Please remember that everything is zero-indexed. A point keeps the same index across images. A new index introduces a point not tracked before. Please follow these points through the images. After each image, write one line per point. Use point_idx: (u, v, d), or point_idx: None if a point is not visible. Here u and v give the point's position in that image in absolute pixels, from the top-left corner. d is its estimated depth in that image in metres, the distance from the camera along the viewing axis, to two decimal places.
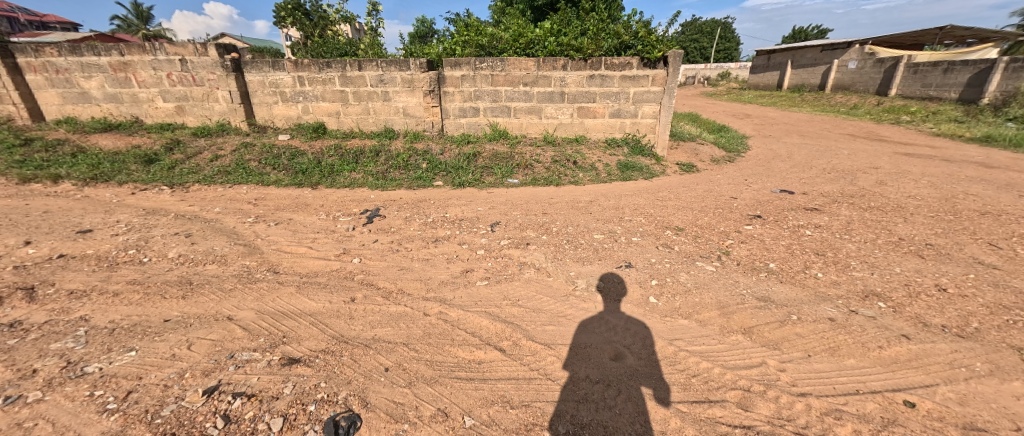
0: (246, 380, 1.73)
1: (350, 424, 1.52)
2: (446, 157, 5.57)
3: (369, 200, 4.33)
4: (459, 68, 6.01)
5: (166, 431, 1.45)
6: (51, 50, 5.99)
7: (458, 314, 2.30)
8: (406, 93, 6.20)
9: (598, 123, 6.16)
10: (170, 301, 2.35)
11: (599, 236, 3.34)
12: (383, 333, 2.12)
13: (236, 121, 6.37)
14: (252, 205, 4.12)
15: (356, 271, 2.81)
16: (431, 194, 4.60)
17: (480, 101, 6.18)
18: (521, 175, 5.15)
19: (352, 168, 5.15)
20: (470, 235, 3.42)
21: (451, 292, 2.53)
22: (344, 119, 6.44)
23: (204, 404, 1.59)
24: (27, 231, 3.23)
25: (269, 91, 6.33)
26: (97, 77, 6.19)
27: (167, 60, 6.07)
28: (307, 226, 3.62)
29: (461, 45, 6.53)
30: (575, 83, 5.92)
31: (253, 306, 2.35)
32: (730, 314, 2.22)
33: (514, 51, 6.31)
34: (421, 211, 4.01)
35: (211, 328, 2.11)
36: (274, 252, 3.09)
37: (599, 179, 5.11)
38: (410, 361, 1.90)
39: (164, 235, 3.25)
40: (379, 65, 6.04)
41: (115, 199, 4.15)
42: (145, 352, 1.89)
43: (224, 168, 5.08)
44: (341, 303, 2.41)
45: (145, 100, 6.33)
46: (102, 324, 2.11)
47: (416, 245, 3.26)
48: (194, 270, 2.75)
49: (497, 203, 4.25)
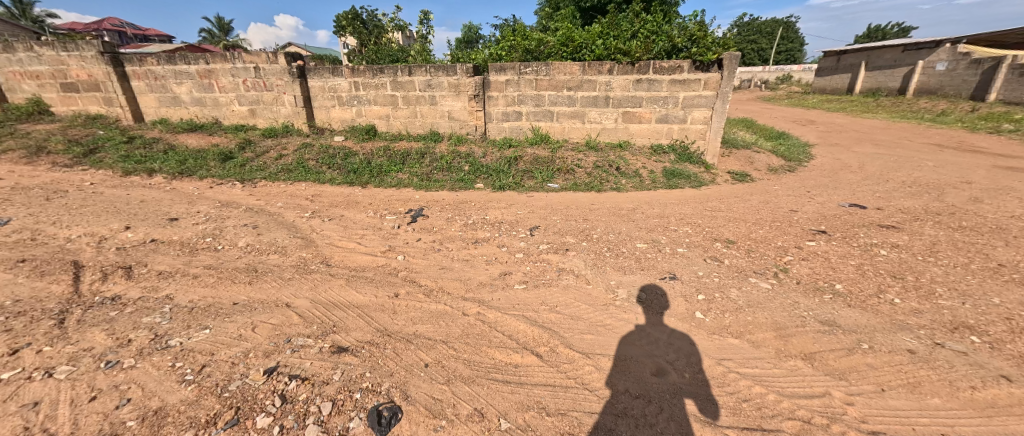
0: (301, 364, 1.87)
1: (391, 415, 1.59)
2: (488, 160, 5.66)
3: (414, 201, 4.51)
4: (504, 73, 6.10)
5: (232, 405, 1.60)
6: (151, 60, 6.85)
7: (496, 315, 2.32)
8: (452, 97, 6.38)
9: (644, 128, 5.98)
10: (238, 286, 2.60)
11: (642, 245, 3.24)
12: (424, 329, 2.20)
13: (298, 123, 6.91)
14: (309, 201, 4.44)
15: (400, 268, 2.94)
16: (472, 196, 4.69)
17: (524, 105, 6.24)
18: (562, 180, 5.12)
19: (399, 169, 5.40)
20: (509, 238, 3.45)
21: (490, 293, 2.57)
22: (394, 123, 6.77)
23: (265, 383, 1.73)
24: (127, 217, 3.72)
25: (328, 95, 6.81)
26: (187, 83, 6.99)
27: (244, 68, 6.72)
28: (356, 223, 3.84)
29: (508, 49, 6.62)
30: (621, 87, 5.79)
31: (307, 295, 2.53)
32: (787, 336, 2.05)
33: (560, 54, 6.27)
34: (463, 213, 4.11)
35: (272, 313, 2.30)
36: (327, 245, 3.31)
37: (643, 186, 4.94)
38: (449, 359, 1.95)
39: (235, 226, 3.60)
40: (428, 70, 6.27)
41: (196, 192, 4.66)
42: (217, 331, 2.10)
43: (286, 167, 5.51)
44: (385, 297, 2.53)
45: (224, 104, 7.06)
46: (183, 302, 2.38)
47: (456, 245, 3.35)
48: (259, 259, 3.01)
49: (536, 207, 4.25)
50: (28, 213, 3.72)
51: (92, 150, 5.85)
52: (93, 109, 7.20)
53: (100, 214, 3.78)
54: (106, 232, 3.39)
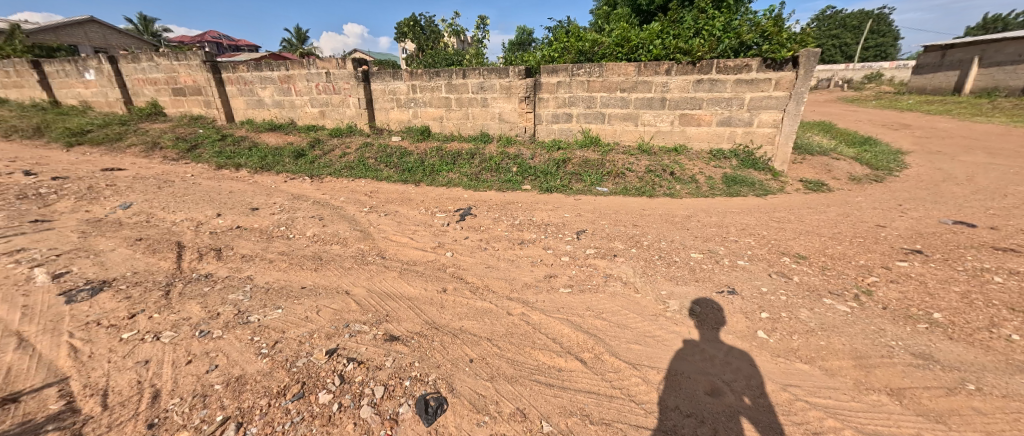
0: (358, 348, 2.00)
1: (438, 405, 1.66)
2: (536, 162, 5.67)
3: (463, 200, 4.65)
4: (556, 75, 6.08)
5: (299, 380, 1.76)
6: (242, 67, 7.73)
7: (540, 317, 2.32)
8: (503, 99, 6.48)
9: (703, 131, 5.65)
10: (306, 272, 2.85)
11: (697, 255, 3.05)
12: (469, 325, 2.25)
13: (361, 124, 7.42)
14: (368, 197, 4.75)
15: (448, 264, 3.04)
16: (519, 197, 4.73)
17: (574, 107, 6.16)
18: (612, 184, 4.99)
19: (450, 169, 5.59)
20: (555, 240, 3.43)
21: (534, 295, 2.57)
22: (447, 124, 7.03)
23: (327, 362, 1.88)
24: (218, 206, 4.23)
25: (388, 98, 7.24)
26: (269, 88, 7.79)
27: (317, 73, 7.34)
28: (409, 219, 4.04)
29: (560, 51, 6.57)
30: (679, 88, 5.52)
31: (364, 284, 2.71)
32: (869, 367, 1.83)
33: (614, 55, 6.10)
34: (510, 213, 4.16)
35: (334, 299, 2.49)
36: (383, 239, 3.52)
37: (699, 193, 4.66)
38: (493, 357, 1.98)
39: (305, 217, 3.95)
40: (481, 73, 6.43)
41: (274, 185, 5.18)
42: (287, 311, 2.32)
43: (349, 164, 5.95)
44: (434, 291, 2.63)
45: (299, 106, 7.77)
46: (261, 283, 2.66)
47: (502, 245, 3.39)
48: (324, 248, 3.28)
49: (583, 210, 4.18)
50: (145, 199, 4.38)
51: (193, 147, 6.72)
52: (196, 110, 8.28)
53: (198, 202, 4.34)
54: (201, 217, 3.89)
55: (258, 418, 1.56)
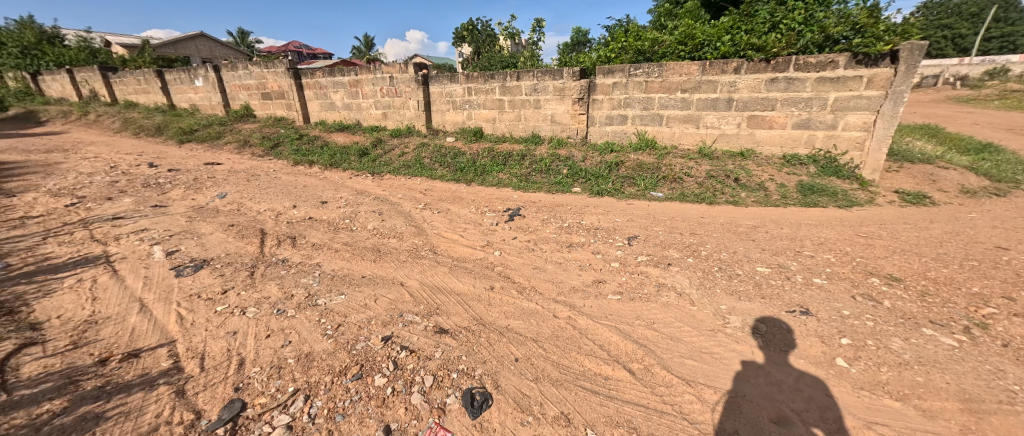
0: (410, 338, 2.11)
1: (483, 400, 1.70)
2: (587, 164, 5.56)
3: (512, 200, 4.70)
4: (612, 75, 5.92)
5: (358, 362, 1.89)
6: (318, 74, 8.49)
7: (587, 322, 2.28)
8: (556, 101, 6.46)
9: (775, 134, 5.17)
10: (366, 262, 3.06)
11: (764, 269, 2.80)
12: (515, 324, 2.27)
13: (419, 125, 7.80)
14: (423, 195, 4.97)
15: (497, 263, 3.10)
16: (569, 199, 4.67)
17: (630, 109, 5.96)
18: (667, 189, 4.75)
19: (501, 170, 5.67)
20: (605, 245, 3.34)
21: (582, 299, 2.53)
22: (499, 126, 7.16)
23: (382, 348, 2.01)
24: (294, 198, 4.69)
25: (444, 100, 7.52)
26: (341, 92, 8.47)
27: (382, 77, 7.85)
28: (460, 217, 4.17)
29: (618, 50, 6.34)
30: (748, 87, 5.11)
31: (417, 277, 2.85)
32: (981, 413, 1.56)
33: (676, 53, 5.76)
34: (559, 215, 4.13)
35: (390, 289, 2.65)
36: (435, 235, 3.67)
37: (768, 201, 4.27)
38: (538, 358, 1.98)
39: (366, 211, 4.24)
40: (535, 75, 6.46)
41: (340, 181, 5.62)
42: (349, 298, 2.51)
43: (407, 163, 6.28)
44: (482, 288, 2.69)
45: (365, 108, 8.35)
46: (327, 270, 2.91)
47: (550, 247, 3.38)
48: (383, 241, 3.50)
49: (636, 215, 4.03)
50: (236, 190, 4.98)
51: (275, 144, 7.50)
52: (279, 112, 9.26)
53: (278, 194, 4.85)
54: (280, 208, 4.34)
55: (322, 393, 1.71)
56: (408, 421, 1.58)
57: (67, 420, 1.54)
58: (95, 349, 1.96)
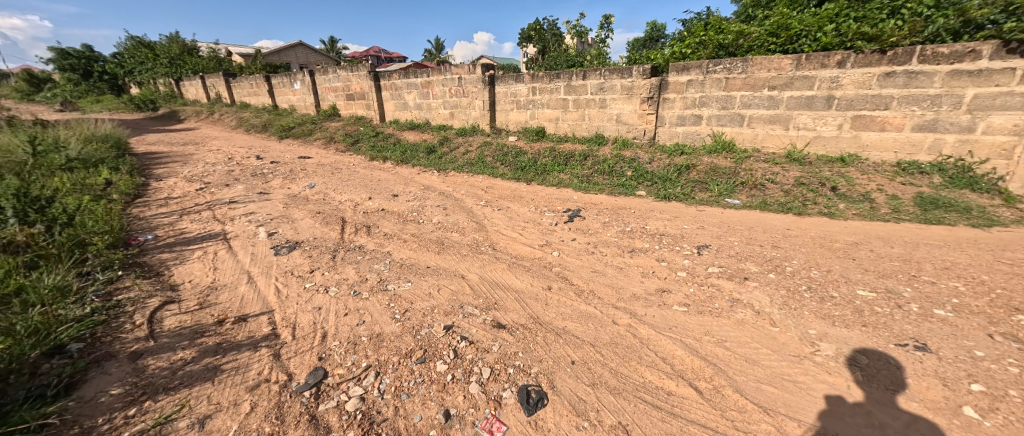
0: (469, 329, 2.19)
1: (539, 398, 1.70)
2: (654, 167, 5.28)
3: (572, 201, 4.63)
4: (687, 73, 5.55)
5: (421, 347, 2.01)
6: (395, 76, 9.12)
7: (648, 332, 2.17)
8: (623, 100, 6.22)
9: (887, 138, 4.45)
10: (431, 254, 3.23)
11: (865, 292, 2.43)
12: (572, 326, 2.24)
13: (483, 124, 8.02)
14: (484, 192, 5.11)
15: (555, 263, 3.08)
16: (632, 203, 4.49)
17: (706, 108, 5.54)
18: (745, 196, 4.34)
19: (562, 170, 5.63)
20: (671, 253, 3.15)
21: (643, 308, 2.41)
22: (563, 125, 7.10)
23: (444, 336, 2.11)
24: (370, 191, 5.10)
25: (509, 100, 7.64)
26: (414, 92, 9.02)
27: (451, 78, 8.20)
28: (519, 215, 4.21)
29: (695, 46, 5.90)
30: (854, 83, 4.46)
31: (477, 271, 2.94)
32: None
33: (765, 47, 5.22)
34: (620, 219, 3.98)
35: (452, 281, 2.77)
36: (495, 232, 3.75)
37: (874, 215, 3.68)
38: (596, 363, 1.93)
39: (432, 206, 4.47)
40: (602, 73, 6.30)
41: (410, 176, 6.00)
42: (415, 286, 2.67)
43: (470, 161, 6.49)
44: (539, 288, 2.69)
45: (434, 107, 8.79)
46: (397, 258, 3.12)
47: (610, 250, 3.27)
48: (446, 235, 3.66)
49: (707, 223, 3.73)
50: (323, 181, 5.56)
51: (355, 141, 8.23)
52: (360, 111, 10.14)
53: (356, 186, 5.32)
54: (358, 199, 4.75)
55: (390, 372, 1.85)
56: (466, 409, 1.65)
57: (193, 367, 1.85)
58: (215, 310, 2.33)
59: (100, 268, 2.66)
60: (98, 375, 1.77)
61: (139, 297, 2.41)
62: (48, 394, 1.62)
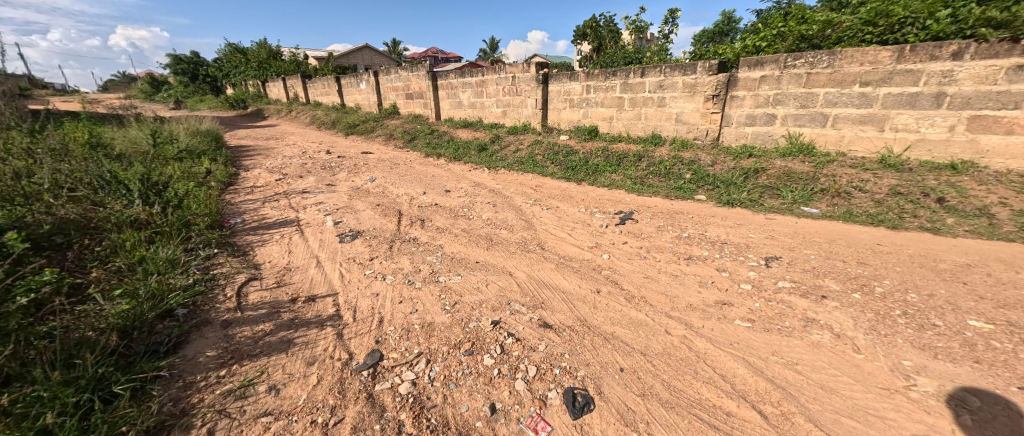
0: (516, 326, 2.20)
1: (585, 403, 1.67)
2: (716, 170, 4.93)
3: (624, 203, 4.47)
4: (761, 68, 5.09)
5: (469, 339, 2.06)
6: (452, 75, 9.42)
7: (706, 346, 2.03)
8: (685, 98, 5.88)
9: (1014, 142, 3.75)
10: (480, 249, 3.30)
11: (978, 323, 2.07)
12: (622, 333, 2.16)
13: (535, 123, 8.01)
14: (533, 191, 5.11)
15: (604, 266, 3.00)
16: (690, 207, 4.23)
17: (780, 106, 5.06)
18: (824, 205, 3.90)
19: (614, 171, 5.46)
20: (734, 263, 2.91)
21: (701, 319, 2.26)
22: (617, 125, 6.88)
23: (491, 331, 2.14)
24: (424, 186, 5.33)
25: (562, 98, 7.56)
26: (469, 91, 9.26)
27: (505, 77, 8.28)
28: (568, 215, 4.15)
29: (772, 38, 5.37)
30: (973, 78, 3.81)
31: (525, 269, 2.95)
32: None
33: (858, 37, 4.64)
34: (676, 224, 3.77)
35: (500, 277, 2.80)
36: (543, 231, 3.74)
37: (992, 233, 3.12)
38: (647, 373, 1.85)
39: (483, 203, 4.56)
40: (663, 70, 6.00)
41: (462, 173, 6.17)
42: (464, 279, 2.75)
43: (521, 159, 6.53)
44: (588, 290, 2.63)
45: (488, 106, 8.95)
46: (448, 252, 3.23)
47: (665, 256, 3.11)
48: (496, 232, 3.71)
49: (777, 233, 3.41)
50: (382, 175, 5.91)
51: (413, 138, 8.64)
52: (418, 110, 10.62)
53: (412, 181, 5.59)
54: (414, 193, 4.98)
55: (440, 361, 1.92)
56: (511, 405, 1.66)
57: (271, 339, 2.07)
58: (289, 289, 2.59)
59: (201, 245, 3.07)
60: (197, 338, 2.04)
61: (230, 272, 2.75)
62: (161, 350, 1.90)
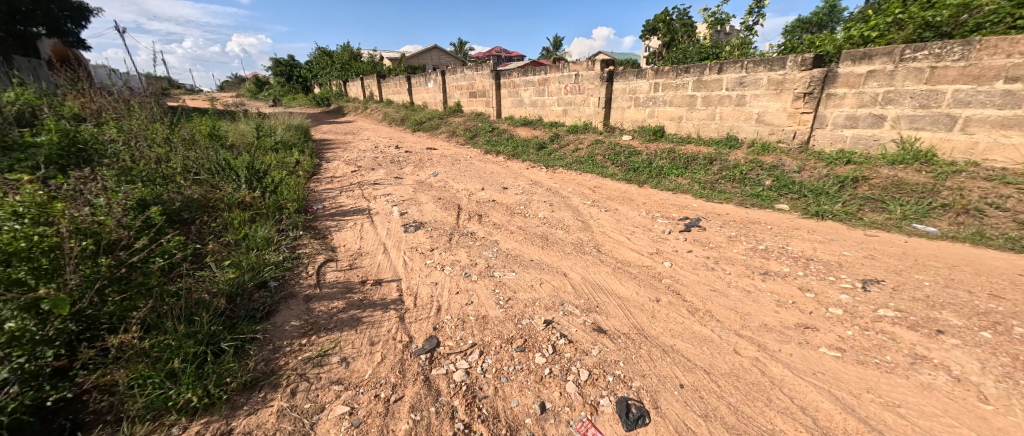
0: (568, 328, 2.17)
1: (639, 415, 1.60)
2: (804, 177, 4.41)
3: (691, 209, 4.19)
4: (868, 61, 4.43)
5: (522, 336, 2.08)
6: (515, 74, 9.52)
7: (782, 372, 1.83)
8: (769, 96, 5.34)
9: None
10: (535, 248, 3.30)
11: None
12: (683, 346, 2.03)
13: (596, 122, 7.81)
14: (591, 191, 5.00)
15: (665, 275, 2.83)
16: (768, 217, 3.83)
17: (890, 106, 4.37)
18: (944, 223, 3.29)
19: (680, 174, 5.13)
20: (820, 283, 2.59)
21: (777, 342, 2.04)
22: (687, 125, 6.46)
23: (543, 330, 2.14)
24: (483, 182, 5.47)
25: (627, 97, 7.27)
26: (530, 90, 9.29)
27: (568, 75, 8.18)
28: (628, 218, 3.99)
29: (885, 26, 4.69)
30: None
31: (580, 271, 2.89)
32: None
33: (1005, 23, 3.82)
34: (751, 234, 3.45)
35: (554, 277, 2.78)
36: (601, 233, 3.64)
37: None
38: (710, 393, 1.72)
39: (539, 201, 4.56)
40: (744, 66, 5.51)
41: (520, 170, 6.23)
42: (518, 276, 2.77)
43: (579, 159, 6.41)
44: (646, 298, 2.51)
45: (549, 105, 8.92)
46: (503, 248, 3.28)
47: (735, 269, 2.86)
48: (551, 231, 3.69)
49: (877, 252, 2.96)
50: (444, 170, 6.18)
51: (474, 135, 8.90)
52: (481, 108, 10.91)
53: (472, 177, 5.77)
54: (473, 189, 5.14)
55: (493, 354, 1.96)
56: (561, 406, 1.65)
57: (344, 315, 2.27)
58: (360, 272, 2.82)
59: (290, 227, 3.46)
60: (284, 308, 2.31)
61: (311, 253, 3.07)
62: (257, 316, 2.19)
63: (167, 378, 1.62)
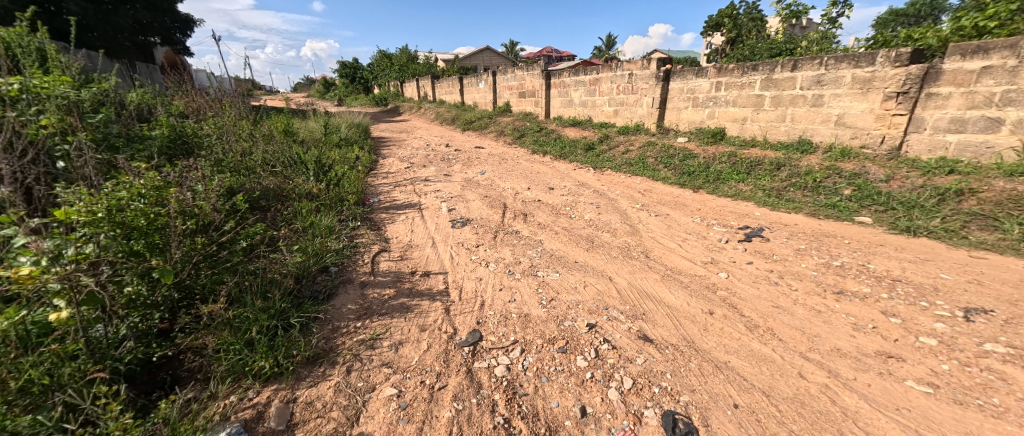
0: (612, 333, 2.12)
1: (687, 431, 1.52)
2: (891, 187, 3.91)
3: (752, 217, 3.89)
4: (982, 56, 3.82)
5: (563, 337, 2.06)
6: (566, 74, 9.43)
7: (856, 402, 1.64)
8: (852, 96, 4.80)
9: None
10: (580, 249, 3.25)
11: None
12: (738, 364, 1.89)
13: (649, 123, 7.50)
14: (641, 195, 4.82)
15: (720, 286, 2.66)
16: (845, 230, 3.45)
17: (1009, 108, 3.73)
18: None
19: (741, 179, 4.77)
20: (908, 308, 2.28)
21: (851, 369, 1.83)
22: (751, 127, 6.01)
23: (586, 333, 2.10)
24: (529, 182, 5.49)
25: (684, 97, 6.91)
26: (581, 90, 9.15)
27: (621, 74, 7.94)
28: (680, 225, 3.79)
29: (1009, 15, 4.00)
30: None
31: (626, 276, 2.80)
32: None
33: None
34: (823, 248, 3.12)
35: (599, 280, 2.72)
36: (649, 239, 3.49)
37: None
38: (769, 416, 1.59)
39: (586, 203, 4.48)
40: (823, 62, 5.00)
41: (566, 171, 6.16)
42: (561, 277, 2.75)
43: (629, 161, 6.20)
44: (698, 310, 2.37)
45: (599, 105, 8.73)
46: (547, 248, 3.27)
47: (802, 285, 2.61)
48: (597, 234, 3.61)
49: (984, 277, 2.54)
50: (492, 169, 6.28)
51: (522, 135, 8.95)
52: (530, 108, 10.94)
53: (518, 176, 5.81)
54: (519, 188, 5.18)
55: (534, 352, 1.96)
56: (603, 412, 1.61)
57: (394, 303, 2.40)
58: (409, 263, 2.96)
59: (349, 218, 3.72)
60: (342, 292, 2.49)
61: (367, 243, 3.27)
62: (319, 298, 2.38)
63: (245, 347, 1.82)
